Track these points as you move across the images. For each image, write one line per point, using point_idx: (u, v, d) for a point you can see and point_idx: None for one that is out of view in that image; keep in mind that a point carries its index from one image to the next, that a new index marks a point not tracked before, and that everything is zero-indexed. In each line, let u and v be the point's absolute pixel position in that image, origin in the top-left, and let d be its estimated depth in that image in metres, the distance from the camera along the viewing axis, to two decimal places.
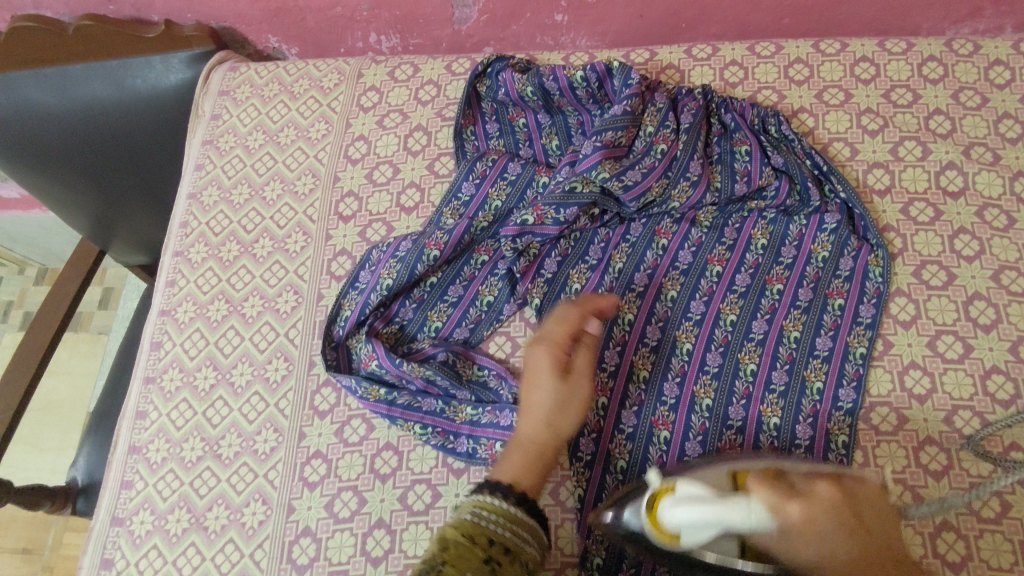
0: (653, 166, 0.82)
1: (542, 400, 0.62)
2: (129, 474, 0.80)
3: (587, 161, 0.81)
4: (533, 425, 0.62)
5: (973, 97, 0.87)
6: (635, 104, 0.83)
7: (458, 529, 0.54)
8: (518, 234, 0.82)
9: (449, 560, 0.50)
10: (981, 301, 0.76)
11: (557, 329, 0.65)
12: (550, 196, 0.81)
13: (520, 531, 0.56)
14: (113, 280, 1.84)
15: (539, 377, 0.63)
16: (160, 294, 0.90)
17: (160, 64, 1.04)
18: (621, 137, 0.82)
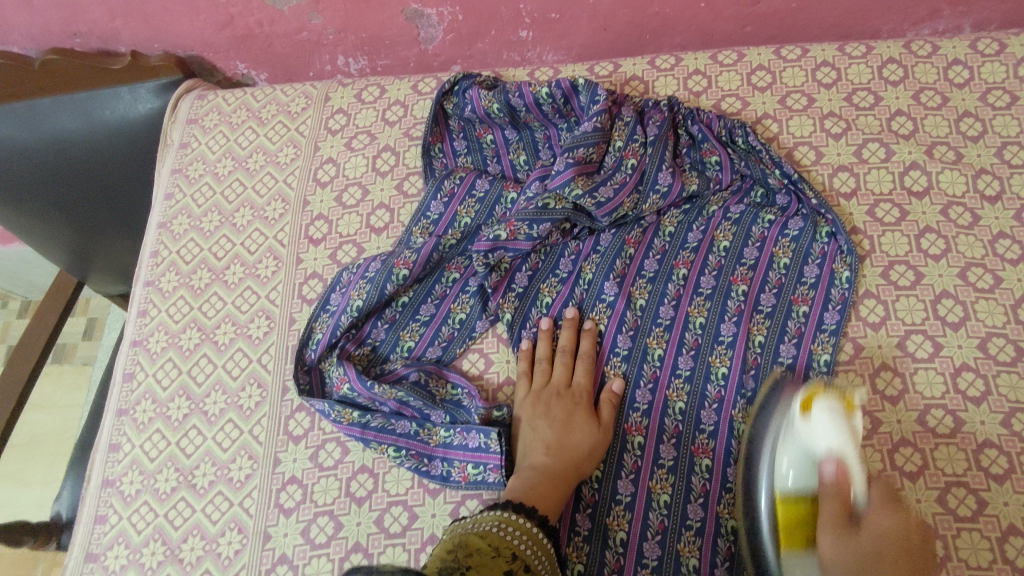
0: (624, 182, 0.82)
1: (577, 444, 0.71)
2: (103, 508, 0.79)
3: (559, 178, 0.81)
4: (567, 463, 0.69)
5: (933, 97, 0.88)
6: (603, 121, 0.84)
7: (483, 539, 0.56)
8: (490, 249, 0.82)
9: (472, 564, 0.52)
10: (949, 300, 0.77)
11: (587, 381, 0.76)
12: (522, 212, 0.81)
13: (536, 554, 0.58)
14: (96, 311, 1.84)
15: (578, 423, 0.72)
16: (132, 324, 0.90)
17: (128, 95, 1.04)
18: (592, 153, 0.83)
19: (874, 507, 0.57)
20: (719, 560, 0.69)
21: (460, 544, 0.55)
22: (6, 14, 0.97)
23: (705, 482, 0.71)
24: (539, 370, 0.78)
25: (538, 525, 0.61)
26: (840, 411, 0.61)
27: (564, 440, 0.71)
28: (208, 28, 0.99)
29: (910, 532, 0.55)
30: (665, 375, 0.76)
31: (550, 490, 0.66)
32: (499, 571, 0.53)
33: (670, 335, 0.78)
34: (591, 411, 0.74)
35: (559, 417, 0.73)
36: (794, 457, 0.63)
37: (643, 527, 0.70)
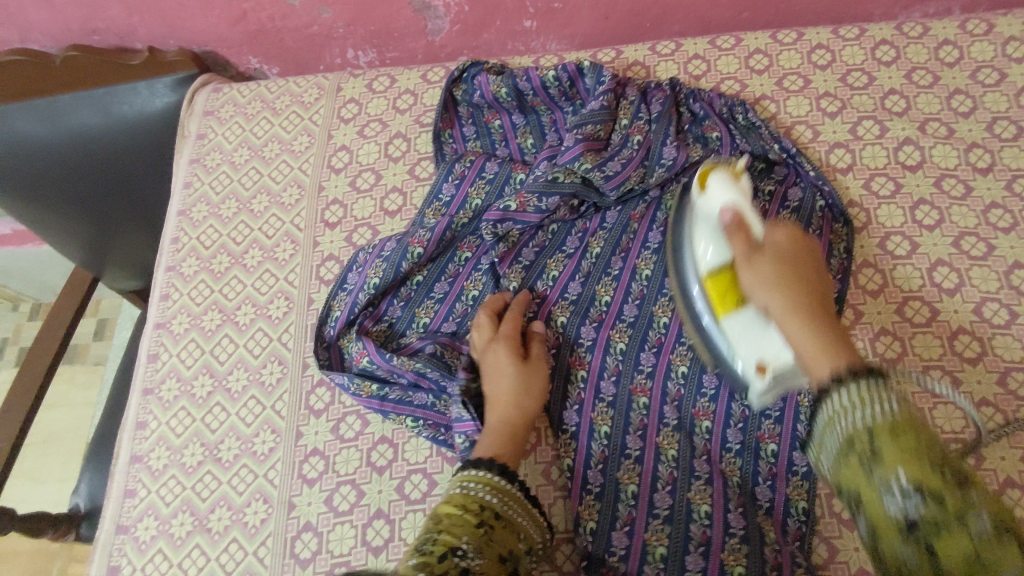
0: (631, 157, 0.85)
1: (507, 390, 0.74)
2: (132, 483, 0.82)
3: (569, 153, 0.85)
4: (512, 413, 0.72)
5: (925, 76, 0.91)
6: (610, 99, 0.88)
7: (449, 504, 0.60)
8: (500, 219, 0.84)
9: (443, 528, 0.56)
10: (944, 268, 0.80)
11: (509, 329, 0.78)
12: (534, 185, 0.84)
13: (506, 500, 0.62)
14: (107, 310, 1.87)
15: (506, 371, 0.75)
16: (154, 308, 0.93)
17: (145, 90, 1.08)
18: (599, 131, 0.87)
19: (768, 236, 0.64)
20: (732, 505, 0.71)
21: (430, 518, 0.58)
22: (25, 12, 1.00)
23: (706, 442, 0.75)
24: (480, 327, 0.80)
25: (499, 471, 0.64)
26: (728, 178, 0.70)
27: (498, 393, 0.74)
28: (222, 23, 1.02)
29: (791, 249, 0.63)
30: (671, 340, 0.79)
31: (508, 440, 0.69)
32: (471, 526, 0.57)
33: (674, 303, 0.81)
34: (517, 356, 0.76)
35: (489, 372, 0.76)
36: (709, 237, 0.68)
37: (654, 480, 0.72)
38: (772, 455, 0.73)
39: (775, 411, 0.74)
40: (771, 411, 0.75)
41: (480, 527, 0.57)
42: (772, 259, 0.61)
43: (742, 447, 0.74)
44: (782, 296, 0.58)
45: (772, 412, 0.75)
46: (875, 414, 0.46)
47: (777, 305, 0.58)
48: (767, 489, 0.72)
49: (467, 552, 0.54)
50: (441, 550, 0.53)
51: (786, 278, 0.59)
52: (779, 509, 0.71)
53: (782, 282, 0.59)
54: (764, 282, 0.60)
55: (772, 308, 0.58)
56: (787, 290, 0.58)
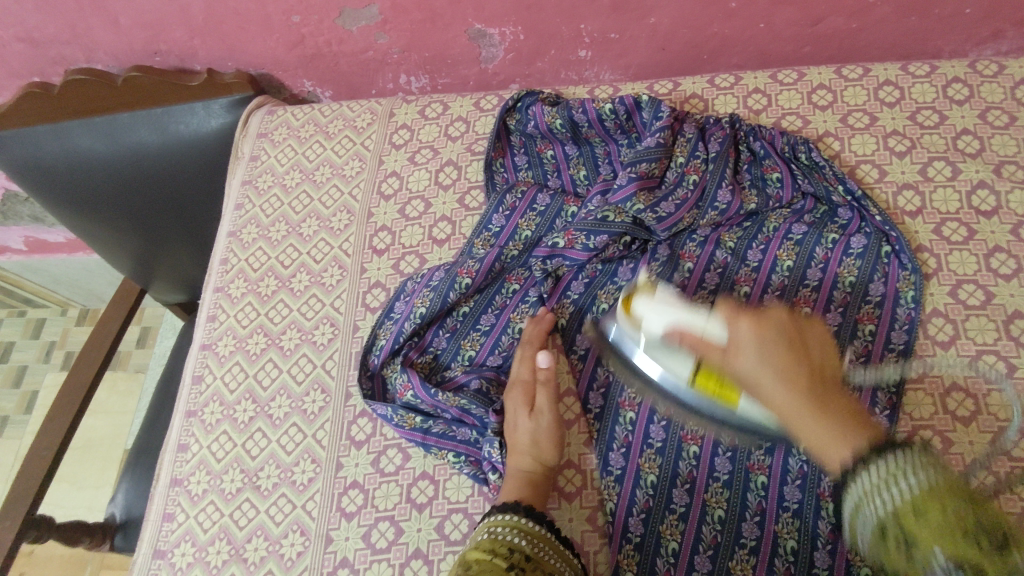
0: (686, 198, 0.84)
1: (522, 436, 0.74)
2: (171, 506, 0.81)
3: (621, 192, 0.83)
4: (528, 459, 0.72)
5: (1000, 117, 0.87)
6: (666, 137, 0.85)
7: (477, 550, 0.60)
8: (549, 255, 0.85)
9: (473, 573, 0.56)
10: (1022, 321, 0.75)
11: (522, 370, 0.78)
12: (582, 223, 0.83)
13: (536, 543, 0.63)
14: (150, 319, 1.89)
15: (517, 416, 0.75)
16: (201, 328, 0.93)
17: (202, 111, 1.09)
18: (654, 169, 0.84)
19: (729, 330, 0.59)
20: None
21: (460, 565, 0.59)
22: (92, 33, 1.02)
23: (761, 500, 0.70)
24: (521, 361, 0.79)
25: (526, 513, 0.65)
26: (652, 299, 0.67)
27: (512, 439, 0.74)
28: (280, 47, 1.03)
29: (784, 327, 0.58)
30: None
31: (522, 489, 0.70)
32: (501, 569, 0.58)
33: None
34: (528, 399, 0.76)
35: (507, 417, 0.76)
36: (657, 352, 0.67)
37: (695, 542, 0.70)
38: (834, 515, 0.68)
39: None
40: None
41: (510, 569, 0.58)
42: (755, 351, 0.57)
43: (801, 506, 0.69)
44: (784, 385, 0.55)
45: None
46: (904, 491, 0.46)
47: (776, 400, 0.55)
48: (827, 554, 0.67)
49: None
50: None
51: (784, 372, 0.55)
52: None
53: (766, 346, 0.57)
54: (754, 352, 0.57)
55: (769, 395, 0.55)
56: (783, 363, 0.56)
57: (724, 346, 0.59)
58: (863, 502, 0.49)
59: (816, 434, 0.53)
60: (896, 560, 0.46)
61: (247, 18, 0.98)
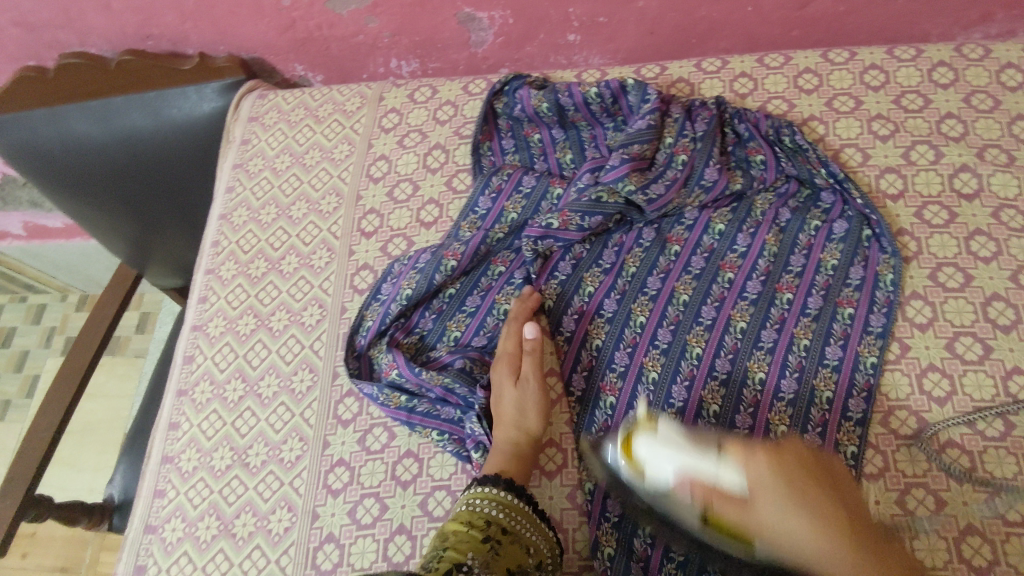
0: (676, 178, 0.84)
1: (507, 407, 0.75)
2: (162, 483, 0.83)
3: (614, 172, 0.83)
4: (510, 430, 0.73)
5: (985, 100, 0.87)
6: (656, 119, 0.86)
7: (455, 522, 0.62)
8: (541, 236, 0.84)
9: (449, 545, 0.58)
10: (1000, 303, 0.76)
11: (506, 344, 0.79)
12: (576, 203, 0.83)
13: (512, 516, 0.64)
14: (149, 304, 1.91)
15: (503, 388, 0.76)
16: (192, 310, 0.94)
17: (194, 95, 1.10)
18: (646, 151, 0.84)
19: (750, 483, 0.53)
20: None
21: (437, 535, 0.61)
22: (85, 17, 1.03)
23: None
24: (507, 337, 0.80)
25: (506, 484, 0.67)
26: (652, 435, 0.61)
27: (497, 410, 0.75)
28: (270, 31, 1.04)
29: (785, 466, 0.53)
30: (702, 374, 0.77)
31: (506, 460, 0.71)
32: (476, 542, 0.60)
33: (711, 335, 0.79)
34: (513, 373, 0.77)
35: (492, 390, 0.78)
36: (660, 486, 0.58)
37: None
38: None
39: None
40: None
41: (484, 543, 0.60)
42: (783, 498, 0.51)
43: None
44: (811, 524, 0.50)
45: None
46: None
47: (798, 530, 0.50)
48: None
49: (473, 567, 0.56)
50: (445, 566, 0.55)
51: (810, 512, 0.51)
52: None
53: (793, 497, 0.51)
54: (784, 502, 0.51)
55: (794, 537, 0.50)
56: (821, 521, 0.50)
57: (742, 496, 0.53)
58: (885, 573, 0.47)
59: None
60: None
61: (238, 2, 0.98)
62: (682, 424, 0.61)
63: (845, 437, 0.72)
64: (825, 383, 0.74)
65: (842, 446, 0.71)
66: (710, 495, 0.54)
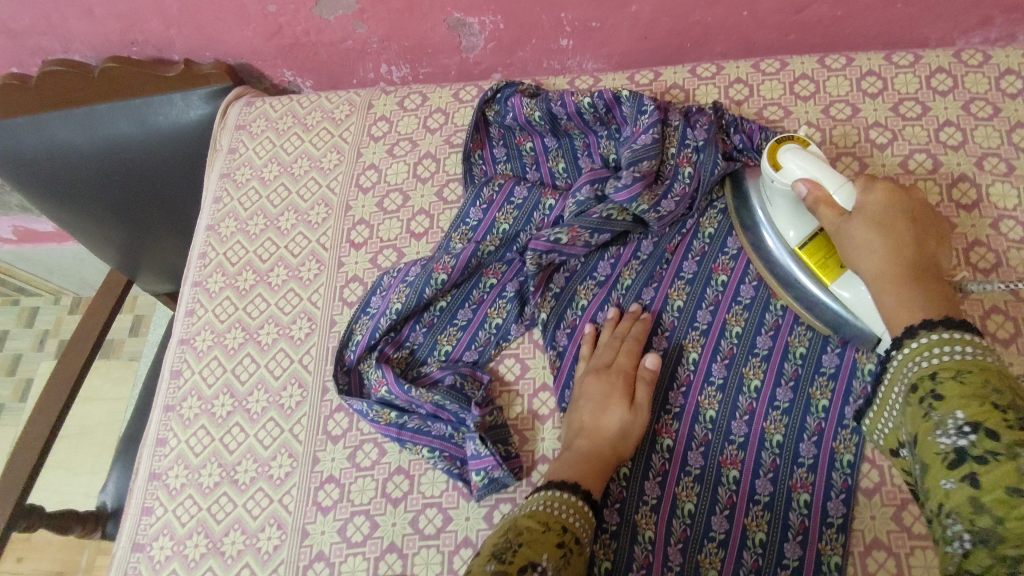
0: (684, 193, 0.82)
1: (612, 423, 0.71)
2: (149, 501, 0.82)
3: (626, 192, 0.80)
4: (601, 443, 0.70)
5: (984, 107, 0.86)
6: (659, 131, 0.83)
7: (531, 518, 0.60)
8: (546, 251, 0.81)
9: (524, 541, 0.57)
10: (998, 316, 0.75)
11: (626, 359, 0.75)
12: (586, 220, 0.80)
13: (584, 526, 0.62)
14: (142, 307, 1.90)
15: (613, 401, 0.72)
16: (180, 323, 0.93)
17: (180, 101, 1.08)
18: (654, 167, 0.82)
19: (858, 203, 0.68)
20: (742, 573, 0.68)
21: (510, 528, 0.59)
22: (67, 23, 1.01)
23: (732, 494, 0.71)
24: (605, 349, 0.77)
25: (583, 496, 0.64)
26: (798, 147, 0.73)
27: (599, 421, 0.71)
28: (257, 37, 1.02)
29: (897, 212, 0.66)
30: (698, 380, 0.76)
31: (589, 469, 0.67)
32: (550, 545, 0.57)
33: (706, 340, 0.78)
34: (627, 392, 0.73)
35: (594, 397, 0.73)
36: (792, 220, 0.74)
37: (667, 533, 0.70)
38: (805, 506, 0.69)
39: (807, 459, 0.71)
40: (804, 458, 0.71)
41: (559, 548, 0.57)
42: (872, 224, 0.65)
43: (772, 499, 0.70)
44: (883, 238, 0.64)
45: (804, 461, 0.71)
46: (947, 357, 0.56)
47: (869, 270, 0.65)
48: (798, 546, 0.68)
49: (546, 571, 0.55)
50: (520, 563, 0.54)
51: (890, 236, 0.64)
52: (809, 567, 0.67)
53: (881, 220, 0.65)
54: (867, 221, 0.65)
55: (865, 271, 0.65)
56: (889, 236, 0.64)
57: (848, 211, 0.68)
58: (902, 375, 0.59)
59: (905, 298, 0.61)
60: (918, 417, 0.55)
61: (223, 8, 0.96)
62: (825, 154, 0.74)
63: (842, 445, 0.70)
64: (822, 390, 0.73)
65: (839, 454, 0.70)
66: (818, 199, 0.70)
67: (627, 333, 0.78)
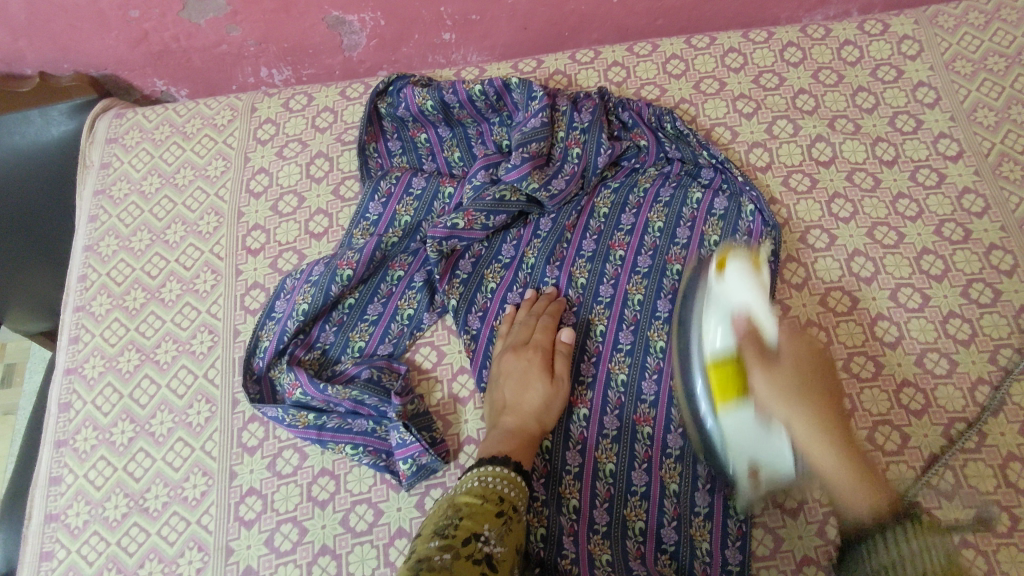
0: (574, 172, 0.86)
1: (533, 399, 0.73)
2: (48, 544, 0.76)
3: (515, 172, 0.84)
4: (525, 419, 0.71)
5: (830, 75, 0.95)
6: (548, 115, 0.87)
7: (468, 493, 0.61)
8: (445, 236, 0.82)
9: (464, 515, 0.57)
10: (861, 258, 0.83)
11: (545, 336, 0.77)
12: (480, 203, 0.83)
13: (520, 495, 0.63)
14: (13, 354, 1.73)
15: (533, 376, 0.74)
16: (64, 352, 0.86)
17: (39, 118, 1.02)
18: (543, 149, 0.86)
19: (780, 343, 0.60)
20: (665, 519, 0.71)
21: (449, 505, 0.59)
22: None
23: (647, 448, 0.74)
24: (520, 326, 0.79)
25: (515, 467, 0.65)
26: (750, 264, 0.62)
27: (521, 398, 0.73)
28: (121, 45, 0.97)
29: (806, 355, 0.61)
30: (608, 349, 0.79)
31: (515, 443, 0.68)
32: (490, 515, 0.58)
33: (611, 311, 0.81)
34: (546, 367, 0.75)
35: (516, 375, 0.75)
36: (718, 318, 0.62)
37: (593, 496, 0.73)
38: None
39: None
40: None
41: (499, 516, 0.59)
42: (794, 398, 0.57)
43: (683, 450, 0.74)
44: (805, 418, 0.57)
45: None
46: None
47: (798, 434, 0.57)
48: (706, 493, 0.71)
49: (489, 539, 0.56)
50: (464, 536, 0.55)
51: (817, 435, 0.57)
52: (718, 513, 0.70)
53: (813, 440, 0.57)
54: (777, 401, 0.57)
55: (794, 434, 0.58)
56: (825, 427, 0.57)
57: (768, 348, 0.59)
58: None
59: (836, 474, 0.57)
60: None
61: (79, 15, 0.91)
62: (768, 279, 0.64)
63: None
64: None
65: None
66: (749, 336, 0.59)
67: (542, 311, 0.80)
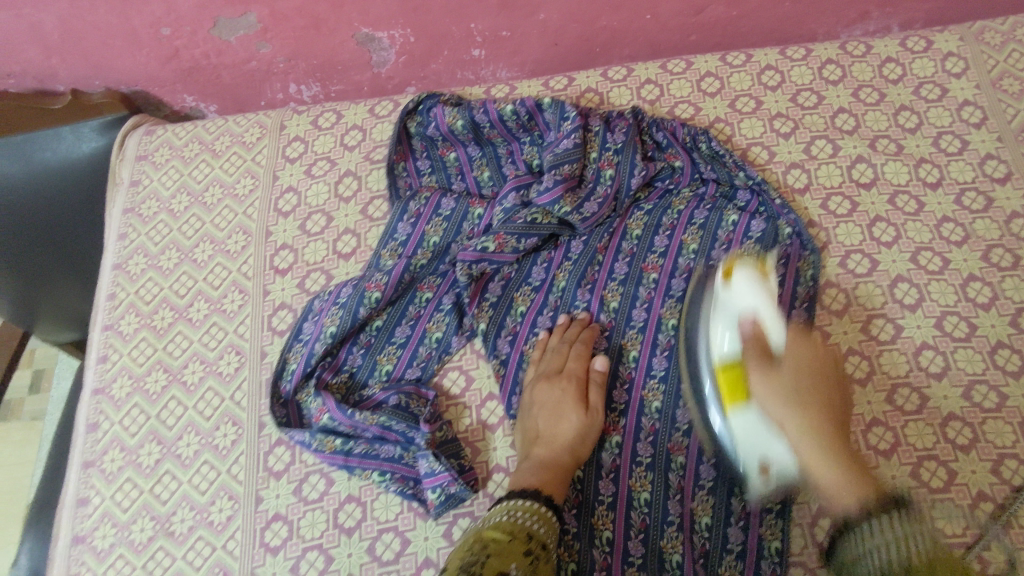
0: (606, 195, 0.84)
1: (568, 431, 0.71)
2: (74, 567, 0.75)
3: (547, 195, 0.82)
4: (557, 449, 0.70)
5: (871, 94, 0.93)
6: (581, 136, 0.85)
7: (495, 530, 0.59)
8: (476, 260, 0.81)
9: (491, 552, 0.56)
10: (904, 284, 0.80)
11: (578, 365, 0.75)
12: (512, 226, 0.81)
13: (549, 533, 0.61)
14: (42, 362, 1.75)
15: (566, 407, 0.72)
16: (93, 371, 0.86)
17: (70, 135, 1.01)
18: (575, 170, 0.84)
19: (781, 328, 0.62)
20: (698, 555, 0.69)
21: (475, 541, 0.58)
22: None
23: (681, 479, 0.72)
24: (553, 354, 0.78)
25: (545, 502, 0.64)
26: (755, 272, 0.64)
27: (555, 429, 0.71)
28: (151, 62, 0.97)
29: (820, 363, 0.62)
30: (641, 375, 0.77)
31: (546, 476, 0.67)
32: (518, 553, 0.57)
33: (644, 336, 0.79)
34: (579, 397, 0.73)
35: (548, 405, 0.73)
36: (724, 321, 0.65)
37: (626, 527, 0.71)
38: None
39: None
40: None
41: (527, 555, 0.57)
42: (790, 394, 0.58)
43: (716, 483, 0.71)
44: (804, 421, 0.57)
45: None
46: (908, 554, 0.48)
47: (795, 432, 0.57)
48: (740, 531, 0.69)
49: None
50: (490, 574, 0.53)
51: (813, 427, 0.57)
52: (752, 553, 0.68)
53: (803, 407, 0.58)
54: (775, 400, 0.58)
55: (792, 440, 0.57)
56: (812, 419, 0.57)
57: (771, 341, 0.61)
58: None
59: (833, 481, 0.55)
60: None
61: (111, 32, 0.91)
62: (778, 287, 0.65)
63: None
64: None
65: None
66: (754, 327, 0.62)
67: (574, 338, 0.78)
